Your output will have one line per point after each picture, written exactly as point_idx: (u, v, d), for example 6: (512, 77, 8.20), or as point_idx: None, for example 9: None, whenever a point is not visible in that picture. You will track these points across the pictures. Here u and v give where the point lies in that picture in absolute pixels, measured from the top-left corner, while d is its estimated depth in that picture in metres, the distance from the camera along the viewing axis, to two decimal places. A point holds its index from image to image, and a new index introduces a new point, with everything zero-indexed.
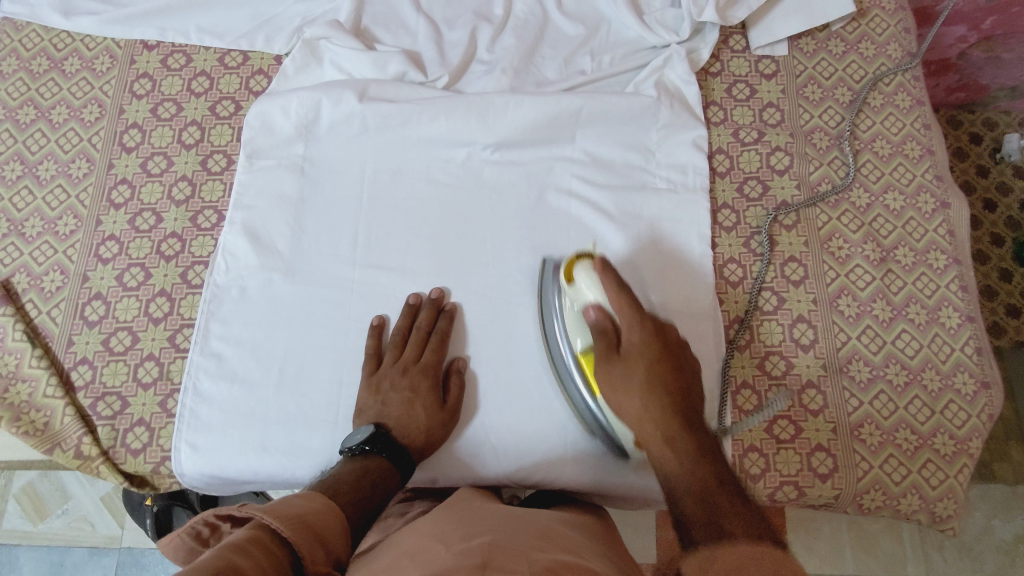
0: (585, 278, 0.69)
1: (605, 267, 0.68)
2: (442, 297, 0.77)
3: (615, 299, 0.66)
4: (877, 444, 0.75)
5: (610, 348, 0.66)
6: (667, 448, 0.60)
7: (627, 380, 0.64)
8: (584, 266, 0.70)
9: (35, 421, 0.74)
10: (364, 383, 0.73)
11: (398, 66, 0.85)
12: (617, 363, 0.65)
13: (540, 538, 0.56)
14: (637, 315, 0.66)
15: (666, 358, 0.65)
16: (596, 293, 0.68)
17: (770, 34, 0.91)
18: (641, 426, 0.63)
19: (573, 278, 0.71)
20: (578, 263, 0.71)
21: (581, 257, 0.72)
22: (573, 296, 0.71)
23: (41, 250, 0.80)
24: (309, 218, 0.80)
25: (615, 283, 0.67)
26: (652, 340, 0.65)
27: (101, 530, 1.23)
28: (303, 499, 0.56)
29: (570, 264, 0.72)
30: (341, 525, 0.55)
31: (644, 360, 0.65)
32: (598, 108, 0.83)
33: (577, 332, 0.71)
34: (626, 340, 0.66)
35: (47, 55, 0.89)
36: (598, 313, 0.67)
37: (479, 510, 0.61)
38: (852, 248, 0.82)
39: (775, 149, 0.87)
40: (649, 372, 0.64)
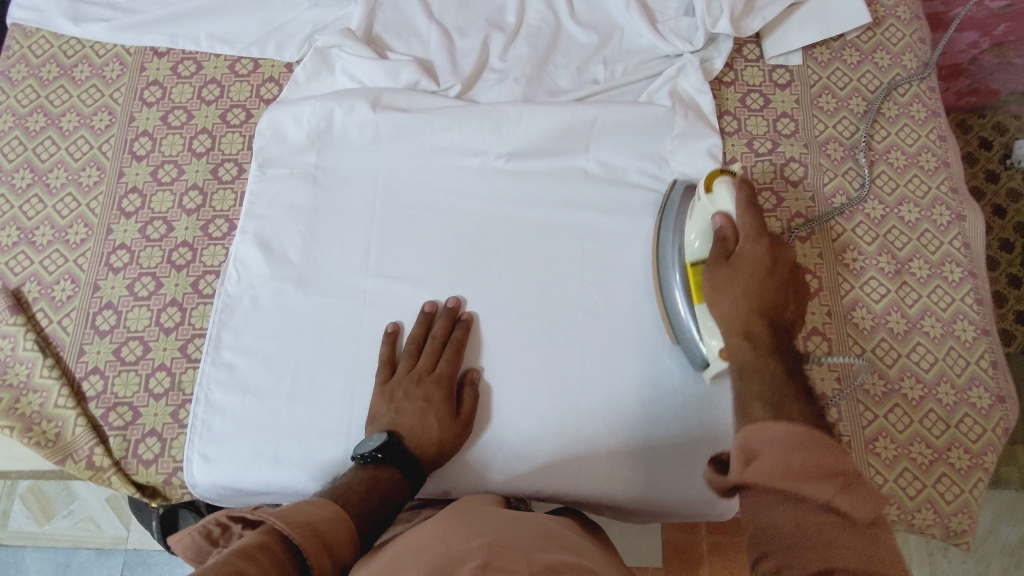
0: (726, 193, 0.69)
1: (742, 187, 0.69)
2: (457, 307, 0.77)
3: (740, 217, 0.66)
4: (892, 458, 0.74)
5: (722, 254, 0.66)
6: (743, 342, 0.59)
7: (727, 286, 0.63)
8: (724, 180, 0.71)
9: (46, 431, 0.74)
10: (376, 393, 0.72)
11: (410, 75, 0.84)
12: (723, 264, 0.65)
13: (543, 540, 0.55)
14: (757, 229, 0.65)
15: (777, 275, 0.63)
16: (728, 204, 0.69)
17: (784, 44, 0.91)
18: (730, 325, 0.62)
19: (711, 190, 0.71)
20: (720, 179, 0.72)
21: (725, 175, 0.72)
22: (706, 203, 0.71)
23: (52, 259, 0.80)
24: (321, 227, 0.80)
25: (748, 203, 0.67)
26: (765, 254, 0.64)
27: (107, 530, 1.23)
28: (315, 504, 0.55)
29: (710, 177, 0.73)
30: (350, 533, 0.55)
31: (753, 266, 0.63)
32: (613, 118, 0.82)
33: (698, 235, 0.71)
34: (738, 251, 0.65)
35: (56, 61, 0.89)
36: (723, 222, 0.67)
37: (482, 511, 0.60)
38: (867, 259, 0.82)
39: (789, 159, 0.86)
40: (752, 279, 0.62)
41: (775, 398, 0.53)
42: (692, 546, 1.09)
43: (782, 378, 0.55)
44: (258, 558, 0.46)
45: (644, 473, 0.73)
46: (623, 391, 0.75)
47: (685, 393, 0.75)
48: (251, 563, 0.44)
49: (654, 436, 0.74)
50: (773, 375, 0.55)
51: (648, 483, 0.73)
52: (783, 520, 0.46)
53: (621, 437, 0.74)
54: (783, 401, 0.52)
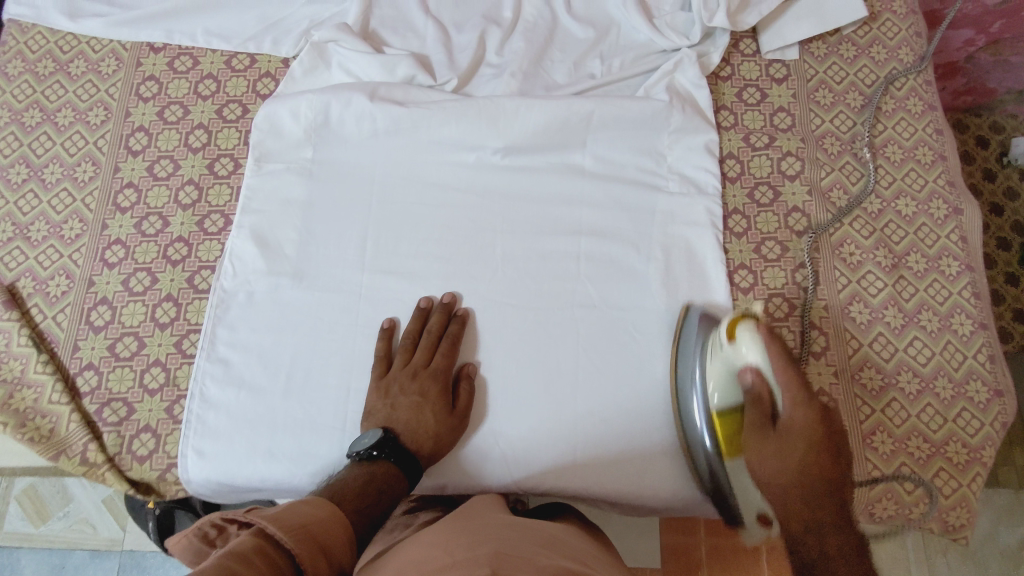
0: (755, 348, 0.66)
1: (770, 337, 0.66)
2: (453, 302, 0.77)
3: (780, 373, 0.65)
4: (890, 452, 0.74)
5: (764, 419, 0.66)
6: (809, 534, 0.62)
7: (780, 461, 0.65)
8: (747, 327, 0.68)
9: (40, 427, 0.73)
10: (373, 387, 0.72)
11: (407, 69, 0.84)
12: (772, 437, 0.66)
13: (546, 546, 0.56)
14: (801, 394, 0.65)
15: (826, 441, 0.65)
16: (760, 359, 0.66)
17: (781, 38, 0.90)
18: (788, 505, 0.65)
19: (734, 337, 0.68)
20: (743, 322, 0.68)
21: (745, 316, 0.69)
22: (730, 355, 0.68)
23: (46, 254, 0.80)
24: (317, 222, 0.80)
25: (783, 353, 0.65)
26: (816, 423, 0.65)
27: (102, 533, 1.22)
28: (307, 506, 0.55)
29: (730, 321, 0.69)
30: (345, 534, 0.54)
31: (804, 438, 0.65)
32: (610, 112, 0.82)
33: (717, 386, 0.69)
34: (783, 420, 0.66)
35: (52, 57, 0.89)
36: (756, 377, 0.67)
37: (485, 519, 0.61)
38: (864, 254, 0.82)
39: (786, 153, 0.86)
40: (807, 455, 0.64)
41: None
42: (692, 549, 1.08)
43: (846, 549, 0.61)
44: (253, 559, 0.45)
45: (640, 467, 0.73)
46: (619, 386, 0.74)
47: None
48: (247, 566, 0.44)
49: (649, 432, 0.73)
50: (843, 550, 0.61)
51: (646, 477, 0.73)
52: None
53: (618, 432, 0.73)
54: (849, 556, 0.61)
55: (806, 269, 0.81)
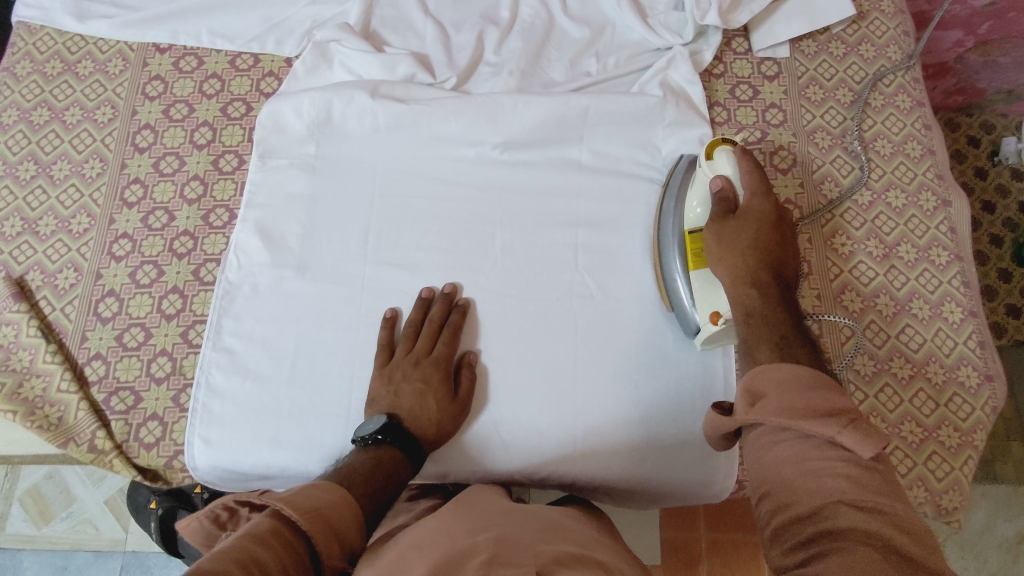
0: (728, 161, 0.73)
1: (743, 154, 0.73)
2: (454, 293, 0.78)
3: (747, 171, 0.71)
4: (883, 436, 0.75)
5: (728, 206, 0.70)
6: (750, 290, 0.65)
7: (734, 238, 0.68)
8: (724, 149, 0.74)
9: (49, 415, 0.75)
10: (376, 375, 0.74)
11: (407, 68, 0.86)
12: (730, 216, 0.69)
13: (548, 530, 0.57)
14: (763, 188, 0.71)
15: (778, 227, 0.69)
16: (730, 167, 0.73)
17: (772, 37, 0.93)
18: (738, 275, 0.66)
19: (712, 157, 0.75)
20: (720, 146, 0.75)
21: (722, 143, 0.76)
22: (707, 171, 0.74)
23: (55, 248, 0.81)
24: (320, 216, 0.81)
25: (753, 168, 0.72)
26: (768, 211, 0.69)
27: (105, 532, 1.23)
28: (318, 488, 0.56)
29: (711, 144, 0.76)
30: (356, 514, 0.56)
31: (761, 218, 0.69)
32: (606, 108, 0.84)
33: (699, 200, 0.73)
34: (747, 204, 0.70)
35: (60, 58, 0.91)
36: (725, 182, 0.71)
37: (489, 504, 0.62)
38: (856, 244, 0.83)
39: (778, 148, 0.88)
40: (758, 233, 0.67)
41: (780, 341, 0.60)
42: (690, 544, 1.09)
43: (788, 330, 0.62)
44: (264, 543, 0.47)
45: (640, 452, 0.74)
46: (617, 375, 0.76)
47: (680, 376, 0.76)
48: (259, 548, 0.46)
49: (648, 420, 0.75)
50: (779, 324, 0.62)
51: (643, 464, 0.74)
52: (784, 454, 0.51)
53: (617, 418, 0.75)
54: (789, 348, 0.59)
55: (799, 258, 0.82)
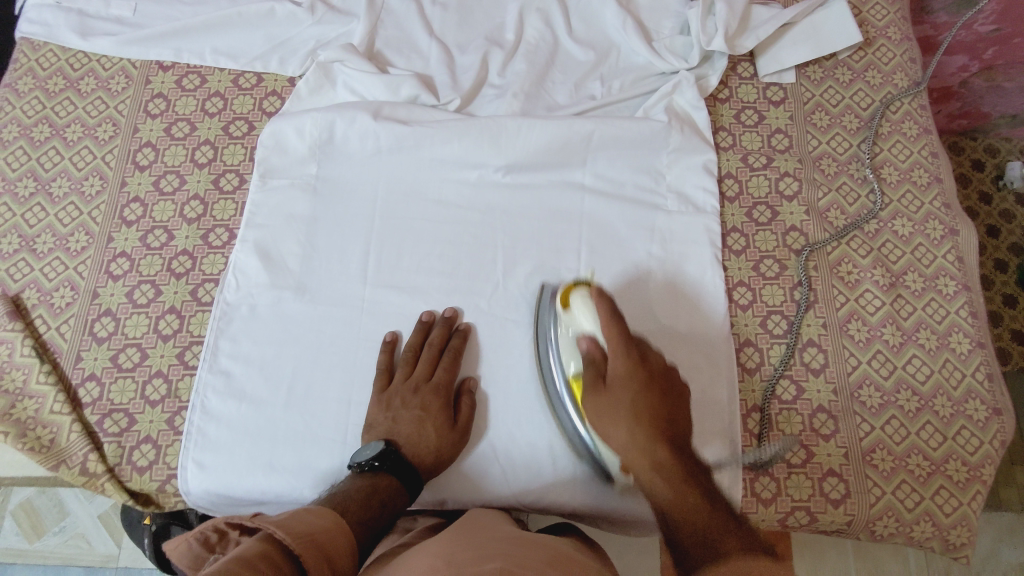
0: (586, 312, 0.69)
1: (599, 296, 0.68)
2: (455, 317, 0.77)
3: (601, 314, 0.67)
4: (889, 470, 0.74)
5: (597, 378, 0.67)
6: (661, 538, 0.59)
7: (611, 413, 0.64)
8: (579, 294, 0.71)
9: (41, 437, 0.73)
10: (373, 401, 0.73)
11: (411, 89, 0.86)
12: (600, 392, 0.66)
13: (549, 563, 0.54)
14: (623, 344, 0.66)
15: (654, 384, 0.65)
16: (591, 323, 0.69)
17: (778, 62, 0.92)
18: (630, 451, 0.62)
19: (569, 307, 0.71)
20: (575, 290, 0.72)
21: (578, 286, 0.73)
22: (568, 322, 0.71)
23: (52, 266, 0.80)
24: (321, 237, 0.81)
25: (607, 307, 0.67)
26: (636, 368, 0.66)
27: (98, 547, 1.21)
28: (314, 514, 0.54)
29: (566, 290, 0.73)
30: (349, 543, 0.54)
31: (630, 389, 0.65)
32: (610, 133, 0.84)
33: (570, 356, 0.71)
34: (611, 372, 0.66)
35: (63, 74, 0.90)
36: (590, 344, 0.68)
37: (489, 534, 0.60)
38: (861, 272, 0.83)
39: (784, 174, 0.87)
40: (638, 428, 0.63)
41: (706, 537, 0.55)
42: None
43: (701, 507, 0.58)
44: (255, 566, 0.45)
45: None
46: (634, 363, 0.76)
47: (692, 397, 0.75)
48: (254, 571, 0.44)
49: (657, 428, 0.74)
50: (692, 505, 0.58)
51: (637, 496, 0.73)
52: None
53: None
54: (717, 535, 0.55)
55: (804, 287, 0.81)
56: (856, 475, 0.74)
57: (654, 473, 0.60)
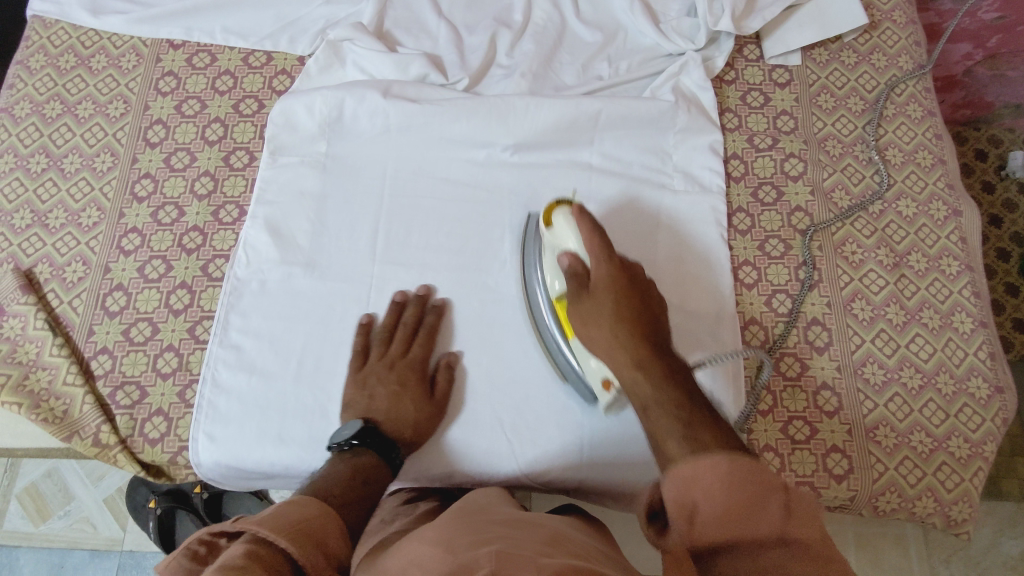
0: (567, 228, 0.68)
1: (581, 213, 0.65)
2: (428, 296, 0.78)
3: (585, 232, 0.64)
4: (892, 446, 0.75)
5: (580, 285, 0.64)
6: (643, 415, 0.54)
7: (596, 318, 0.61)
8: (561, 212, 0.70)
9: (54, 409, 0.74)
10: (349, 380, 0.73)
11: (420, 68, 0.87)
12: (584, 292, 0.63)
13: (549, 543, 0.55)
14: (605, 251, 0.63)
15: (635, 289, 0.62)
16: (573, 240, 0.67)
17: (784, 44, 0.93)
18: (612, 356, 0.59)
19: (551, 224, 0.70)
20: (558, 208, 0.71)
21: (561, 204, 0.71)
22: (551, 240, 0.70)
23: (64, 241, 0.81)
24: (330, 214, 0.81)
25: (589, 228, 0.64)
26: (619, 272, 0.62)
27: (103, 531, 1.22)
28: (299, 503, 0.54)
29: (549, 209, 0.71)
30: (338, 528, 0.54)
31: (612, 289, 0.61)
32: (618, 112, 0.84)
33: (554, 273, 0.71)
34: (593, 277, 0.63)
35: (74, 52, 0.91)
36: (571, 257, 0.65)
37: (490, 517, 0.61)
38: (866, 252, 0.83)
39: (789, 155, 0.88)
40: (618, 306, 0.60)
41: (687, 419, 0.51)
42: None
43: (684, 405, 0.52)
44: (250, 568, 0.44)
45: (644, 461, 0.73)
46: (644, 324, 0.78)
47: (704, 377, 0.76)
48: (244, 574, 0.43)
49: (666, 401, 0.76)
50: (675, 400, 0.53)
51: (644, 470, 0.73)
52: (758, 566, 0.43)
53: (626, 420, 0.74)
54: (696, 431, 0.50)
55: (808, 266, 0.82)
56: (859, 451, 0.75)
57: (638, 376, 0.56)
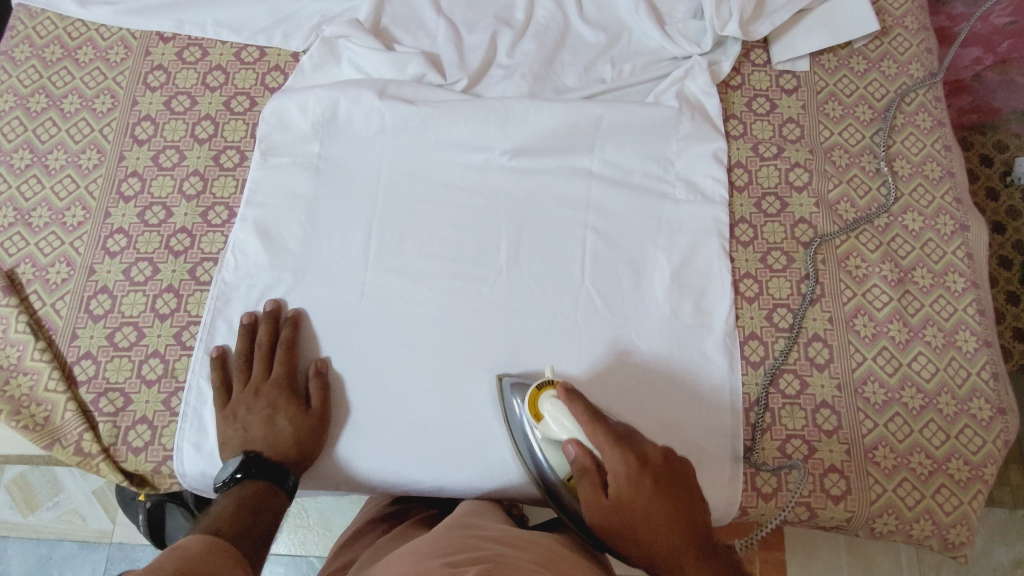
0: (563, 416, 0.63)
1: (570, 398, 0.63)
2: (278, 309, 0.75)
3: (586, 427, 0.60)
4: (891, 467, 0.73)
5: (597, 490, 0.59)
6: None
7: (627, 538, 0.57)
8: (548, 397, 0.65)
9: (35, 414, 0.72)
10: (219, 416, 0.71)
11: (417, 67, 0.84)
12: (605, 508, 0.58)
13: (543, 564, 0.53)
14: (619, 445, 0.58)
15: (661, 485, 0.58)
16: (568, 427, 0.62)
17: (792, 49, 0.90)
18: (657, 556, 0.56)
19: (540, 419, 0.65)
20: (543, 396, 0.66)
21: (545, 389, 0.67)
22: (544, 432, 0.65)
23: (47, 241, 0.78)
24: (322, 217, 0.79)
25: (584, 410, 0.61)
26: (641, 473, 0.58)
27: (92, 524, 1.21)
28: (181, 547, 0.52)
29: (534, 399, 0.66)
30: (230, 563, 0.52)
31: (641, 495, 0.57)
32: (619, 118, 0.82)
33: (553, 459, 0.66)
34: (612, 484, 0.58)
35: (61, 43, 0.88)
36: (577, 449, 0.60)
37: (480, 532, 0.59)
38: (870, 267, 0.81)
39: (794, 165, 0.86)
40: (652, 512, 0.57)
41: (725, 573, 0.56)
42: None
43: None
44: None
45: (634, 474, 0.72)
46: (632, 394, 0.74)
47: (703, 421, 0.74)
48: None
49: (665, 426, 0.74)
50: None
51: None
52: None
53: None
54: None
55: (811, 280, 0.80)
56: (858, 472, 0.73)
57: None
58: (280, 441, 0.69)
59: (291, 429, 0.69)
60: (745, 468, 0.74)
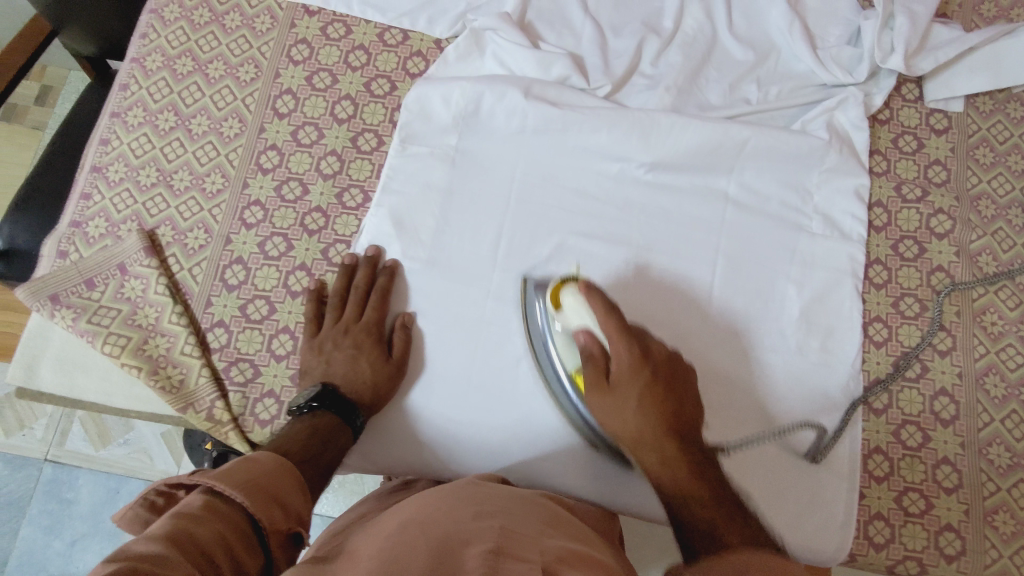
0: (579, 306, 0.66)
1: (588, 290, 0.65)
2: (377, 257, 0.77)
3: (602, 319, 0.63)
4: (1010, 534, 0.72)
5: (598, 374, 0.64)
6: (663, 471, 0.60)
7: (616, 416, 0.63)
8: (569, 291, 0.68)
9: (170, 376, 0.74)
10: (306, 348, 0.73)
11: (562, 69, 0.83)
12: (604, 393, 0.64)
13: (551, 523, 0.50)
14: (627, 336, 0.63)
15: (658, 380, 0.63)
16: (585, 317, 0.66)
17: (949, 88, 0.86)
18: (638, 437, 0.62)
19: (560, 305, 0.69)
20: (564, 287, 0.69)
21: (568, 282, 0.69)
22: (561, 322, 0.69)
23: (187, 205, 0.80)
24: (455, 212, 0.79)
25: (602, 305, 0.64)
26: (642, 367, 0.63)
27: (159, 465, 1.17)
28: (252, 458, 0.50)
29: (557, 289, 0.69)
30: (295, 485, 0.51)
31: (635, 386, 0.63)
32: (766, 143, 0.80)
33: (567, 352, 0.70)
34: (614, 369, 0.64)
35: (208, 7, 0.88)
36: (587, 337, 0.65)
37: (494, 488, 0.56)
38: (1006, 326, 0.79)
39: (937, 210, 0.83)
40: (643, 401, 0.62)
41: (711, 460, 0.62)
42: None
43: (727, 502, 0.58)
44: (212, 521, 0.41)
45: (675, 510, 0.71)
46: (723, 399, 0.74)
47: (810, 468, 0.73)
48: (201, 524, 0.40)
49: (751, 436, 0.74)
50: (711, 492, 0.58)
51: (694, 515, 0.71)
52: None
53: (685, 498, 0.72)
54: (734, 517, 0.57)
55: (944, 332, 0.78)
56: (976, 535, 0.72)
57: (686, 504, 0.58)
58: (360, 379, 0.70)
59: (370, 371, 0.70)
60: (858, 514, 0.73)
